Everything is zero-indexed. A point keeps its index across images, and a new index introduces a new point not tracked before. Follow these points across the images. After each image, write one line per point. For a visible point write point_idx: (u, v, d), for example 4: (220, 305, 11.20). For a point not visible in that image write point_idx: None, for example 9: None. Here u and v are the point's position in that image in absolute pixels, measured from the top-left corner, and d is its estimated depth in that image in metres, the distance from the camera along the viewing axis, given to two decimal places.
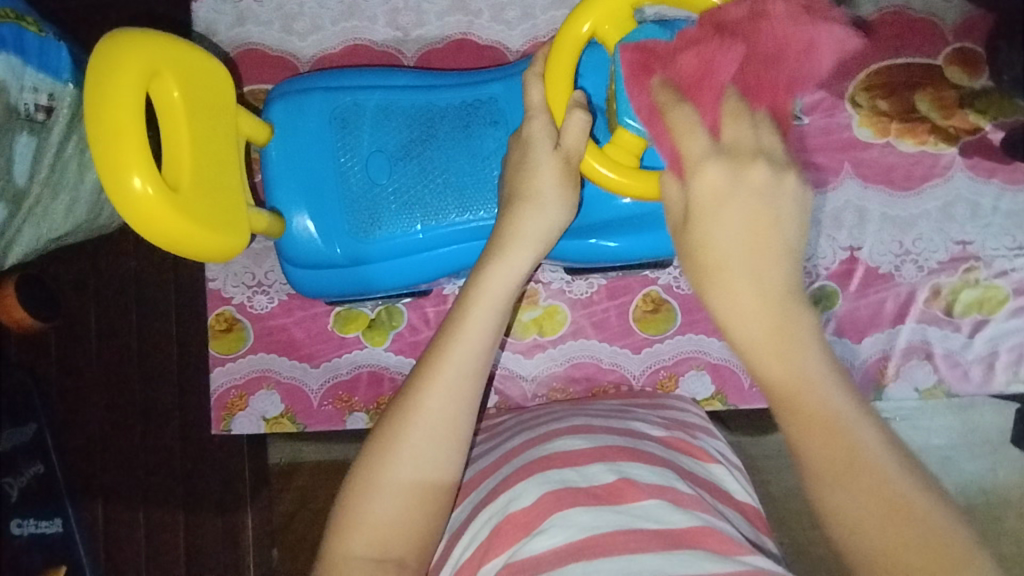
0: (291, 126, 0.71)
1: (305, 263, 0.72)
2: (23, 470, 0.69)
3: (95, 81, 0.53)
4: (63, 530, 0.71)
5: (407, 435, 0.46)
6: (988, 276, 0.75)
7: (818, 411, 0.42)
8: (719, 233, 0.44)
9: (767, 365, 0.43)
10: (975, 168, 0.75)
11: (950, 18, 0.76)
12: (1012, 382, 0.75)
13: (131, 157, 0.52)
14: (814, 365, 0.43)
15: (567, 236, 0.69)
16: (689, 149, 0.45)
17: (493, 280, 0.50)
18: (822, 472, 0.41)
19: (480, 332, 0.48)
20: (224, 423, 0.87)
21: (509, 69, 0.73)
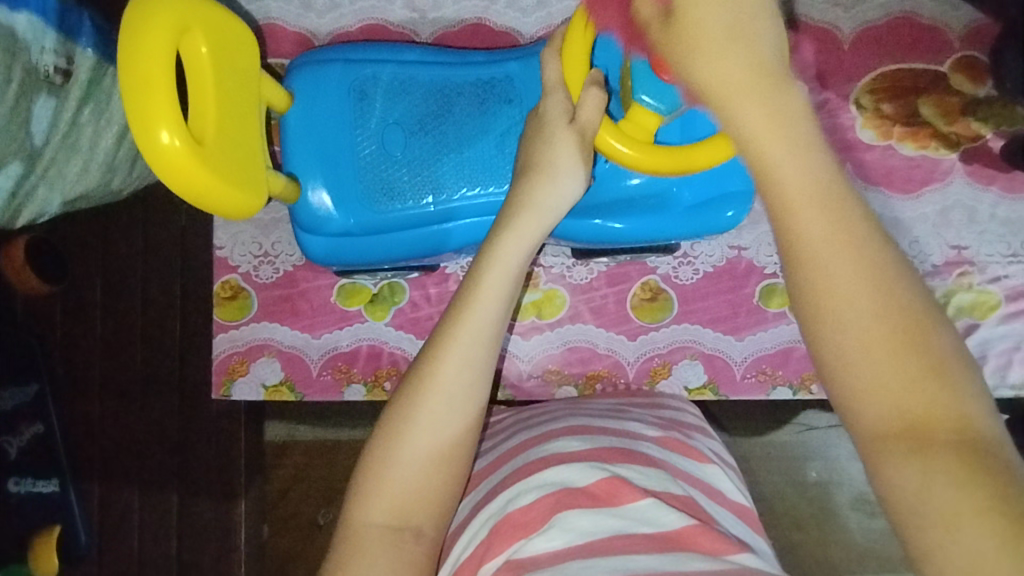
0: (311, 94, 0.73)
1: (318, 232, 0.73)
2: (23, 430, 0.74)
3: (127, 35, 0.54)
4: (59, 490, 0.76)
5: (427, 406, 0.46)
6: (982, 281, 0.76)
7: (827, 216, 0.35)
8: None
9: (755, 127, 0.37)
10: (975, 175, 0.77)
11: (957, 25, 0.77)
12: (1000, 386, 0.76)
13: (161, 110, 0.53)
14: (823, 166, 0.36)
15: (572, 215, 0.70)
16: None
17: (506, 249, 0.51)
18: (818, 253, 0.34)
19: (496, 300, 0.49)
20: (224, 389, 0.86)
21: (526, 49, 0.74)
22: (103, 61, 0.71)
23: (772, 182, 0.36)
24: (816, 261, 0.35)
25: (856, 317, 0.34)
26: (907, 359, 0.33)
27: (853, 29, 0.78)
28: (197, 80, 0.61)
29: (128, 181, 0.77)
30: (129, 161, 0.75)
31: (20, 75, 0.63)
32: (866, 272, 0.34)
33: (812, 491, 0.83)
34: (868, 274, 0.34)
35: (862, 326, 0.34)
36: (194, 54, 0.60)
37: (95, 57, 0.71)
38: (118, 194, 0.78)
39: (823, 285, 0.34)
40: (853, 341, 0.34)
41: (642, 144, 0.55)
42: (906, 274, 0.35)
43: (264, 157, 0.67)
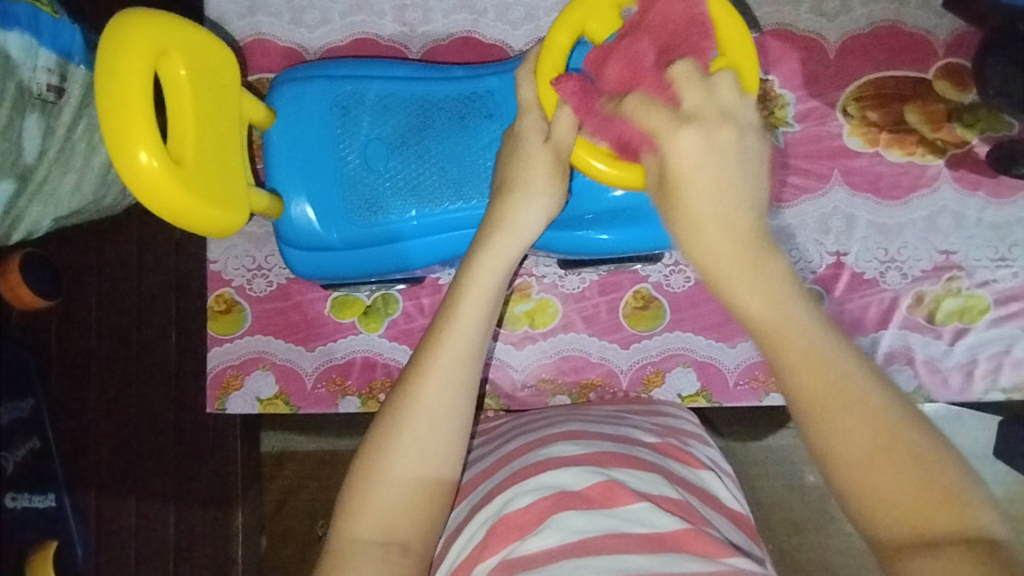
0: (294, 111, 0.73)
1: (304, 246, 0.74)
2: (20, 446, 0.65)
3: (104, 57, 0.55)
4: (56, 505, 0.68)
5: (407, 423, 0.47)
6: (970, 285, 0.77)
7: (820, 371, 0.40)
8: (697, 172, 0.43)
9: (748, 299, 0.42)
10: (962, 181, 0.77)
11: (942, 32, 0.78)
12: (990, 390, 0.77)
13: (139, 132, 0.54)
14: (805, 319, 0.42)
15: (555, 227, 0.71)
16: (671, 160, 0.43)
17: (484, 267, 0.51)
18: (817, 410, 0.39)
19: (474, 316, 0.49)
20: (219, 402, 0.89)
21: (507, 63, 0.75)
22: (94, 79, 0.72)
23: (752, 322, 0.42)
24: (818, 416, 0.39)
25: (860, 435, 0.38)
26: (915, 484, 0.37)
27: (839, 37, 0.79)
28: (175, 101, 0.61)
29: (121, 198, 0.78)
30: (121, 179, 0.76)
31: (13, 91, 0.64)
32: (865, 402, 0.39)
33: (810, 497, 0.83)
34: (866, 416, 0.39)
35: (876, 465, 0.38)
36: (172, 76, 0.61)
37: (88, 74, 0.72)
38: (112, 209, 0.79)
39: (825, 417, 0.39)
40: (848, 461, 0.39)
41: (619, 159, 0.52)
42: (889, 395, 0.40)
43: (245, 175, 0.68)
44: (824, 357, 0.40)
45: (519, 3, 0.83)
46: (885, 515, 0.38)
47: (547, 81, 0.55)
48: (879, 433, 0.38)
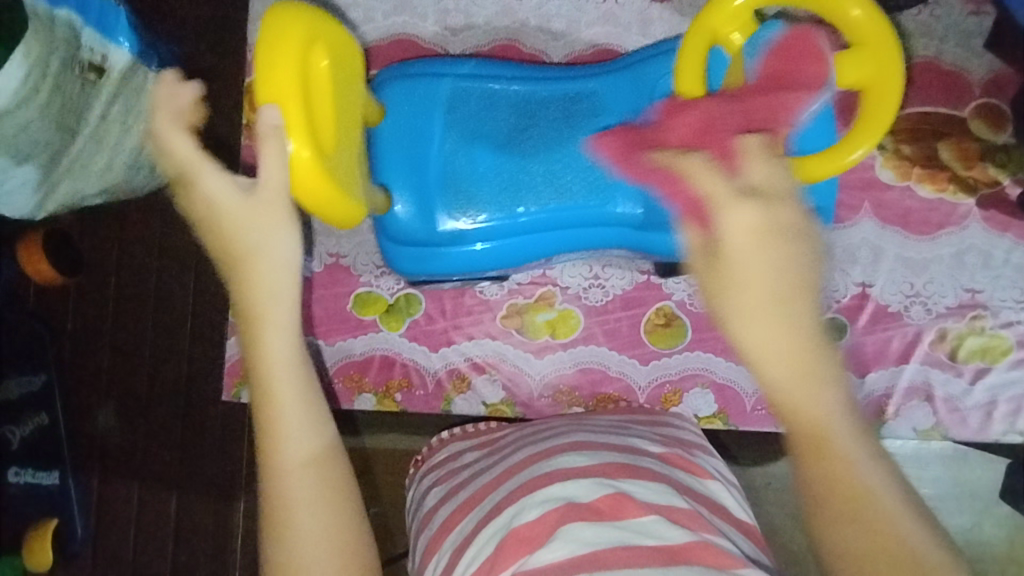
0: (402, 107, 0.74)
1: (405, 241, 0.74)
2: (25, 420, 0.75)
3: (262, 50, 0.54)
4: (59, 484, 0.76)
5: (280, 483, 0.45)
6: (994, 325, 0.77)
7: (852, 480, 0.42)
8: (750, 257, 0.43)
9: (791, 399, 0.42)
10: (991, 221, 0.77)
11: (979, 72, 0.78)
12: (1009, 432, 0.77)
13: (294, 122, 0.53)
14: (841, 423, 0.42)
15: (654, 229, 0.72)
16: (728, 232, 0.44)
17: (269, 344, 0.47)
18: (837, 517, 0.42)
19: (281, 338, 0.48)
20: (236, 389, 0.86)
21: (609, 66, 0.76)
22: (136, 62, 0.72)
23: (791, 417, 0.43)
24: (843, 525, 0.41)
25: (870, 552, 0.41)
26: None
27: None
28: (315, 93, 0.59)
29: (152, 177, 0.78)
30: None
31: (57, 67, 0.64)
32: (886, 517, 0.41)
33: None
34: (875, 531, 0.41)
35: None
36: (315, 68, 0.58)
37: (131, 57, 0.71)
38: (143, 189, 0.79)
39: (847, 526, 0.41)
40: None
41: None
42: (908, 514, 0.42)
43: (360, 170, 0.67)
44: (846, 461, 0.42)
45: (561, 15, 0.84)
46: None
47: (689, 61, 0.66)
48: (883, 536, 0.41)
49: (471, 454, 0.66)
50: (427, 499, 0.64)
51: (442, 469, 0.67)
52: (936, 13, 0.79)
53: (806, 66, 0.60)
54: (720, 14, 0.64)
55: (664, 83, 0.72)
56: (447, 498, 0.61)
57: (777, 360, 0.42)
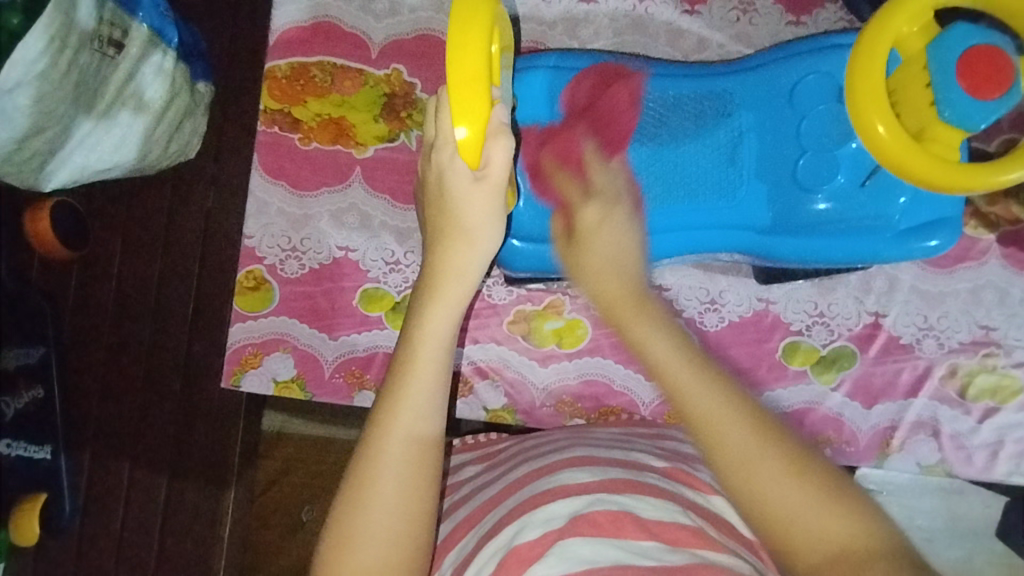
0: (529, 100, 0.71)
1: (523, 237, 0.71)
2: (23, 392, 0.67)
3: (454, 27, 0.50)
4: (51, 459, 0.69)
5: (391, 432, 0.50)
6: (1006, 364, 0.76)
7: (741, 432, 0.46)
8: (597, 234, 0.58)
9: (654, 350, 0.50)
10: (1010, 259, 0.76)
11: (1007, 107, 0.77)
12: (1013, 473, 0.76)
13: (474, 106, 0.50)
14: (705, 381, 0.48)
15: (784, 234, 0.70)
16: (580, 223, 0.59)
17: (431, 320, 0.54)
18: (723, 461, 0.46)
19: (445, 315, 0.54)
20: (235, 379, 0.82)
21: (750, 61, 0.71)
22: (157, 37, 0.72)
23: (651, 361, 0.50)
24: (740, 464, 0.45)
25: (768, 476, 0.45)
26: (825, 511, 0.44)
27: None
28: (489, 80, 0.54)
29: (162, 158, 0.77)
30: (165, 138, 0.76)
31: (75, 40, 0.63)
32: (769, 453, 0.45)
33: None
34: (771, 463, 0.45)
35: (782, 491, 0.45)
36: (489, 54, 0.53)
37: (150, 33, 0.71)
38: (152, 170, 0.78)
39: (733, 461, 0.46)
40: (777, 512, 0.44)
41: (903, 133, 0.55)
42: (810, 460, 0.46)
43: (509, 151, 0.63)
44: (771, 481, 0.45)
45: (591, 21, 0.83)
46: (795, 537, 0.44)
47: (870, 59, 0.55)
48: (790, 469, 0.45)
49: (470, 471, 0.65)
50: None
51: (443, 485, 0.66)
52: None
53: (999, 73, 0.53)
54: (902, 13, 0.55)
55: (806, 83, 0.68)
56: (449, 514, 0.61)
57: (641, 343, 0.52)
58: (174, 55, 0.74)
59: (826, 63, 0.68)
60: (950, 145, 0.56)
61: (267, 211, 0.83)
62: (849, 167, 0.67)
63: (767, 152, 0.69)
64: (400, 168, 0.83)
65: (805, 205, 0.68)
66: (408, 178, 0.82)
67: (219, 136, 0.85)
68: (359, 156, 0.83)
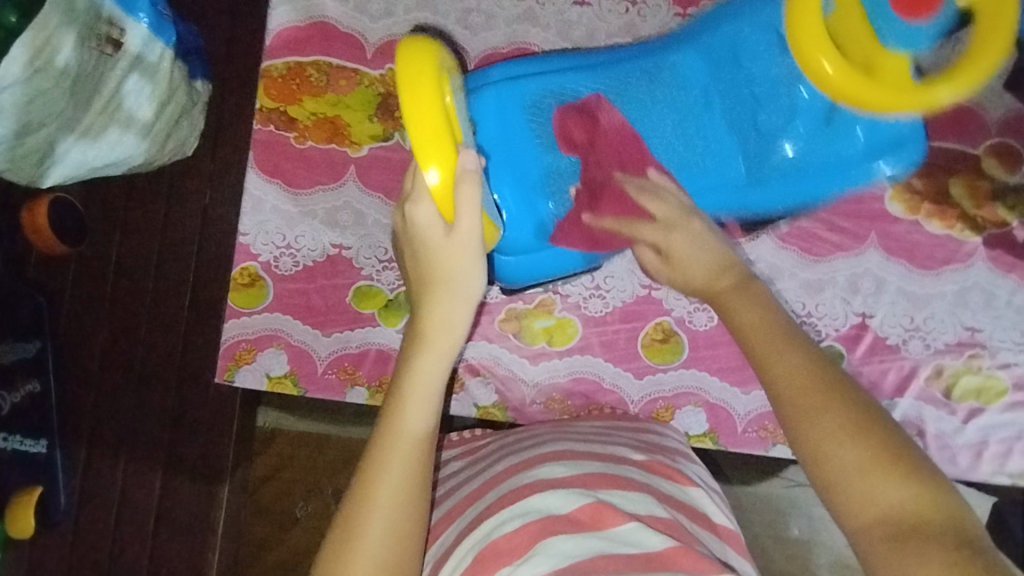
0: (491, 118, 0.68)
1: (516, 253, 0.71)
2: (19, 386, 0.73)
3: (404, 86, 0.52)
4: (47, 452, 0.75)
5: (385, 464, 0.51)
6: (991, 365, 0.77)
7: (818, 389, 0.50)
8: (689, 247, 0.63)
9: (743, 316, 0.57)
10: (996, 261, 0.77)
11: (995, 111, 0.78)
12: (996, 472, 0.77)
13: (439, 151, 0.52)
14: (790, 339, 0.54)
15: (760, 185, 0.74)
16: (670, 246, 0.64)
17: (423, 370, 0.55)
18: (793, 404, 0.50)
19: (438, 357, 0.56)
20: (228, 374, 0.82)
21: (686, 32, 0.73)
22: (155, 37, 0.71)
23: (739, 323, 0.57)
24: (804, 411, 0.49)
25: (828, 426, 0.48)
26: (883, 474, 0.46)
27: None
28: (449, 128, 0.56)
29: (158, 156, 0.78)
30: (162, 138, 0.77)
31: (73, 44, 0.64)
32: (838, 408, 0.48)
33: (794, 541, 0.85)
34: (838, 417, 0.48)
35: (841, 451, 0.47)
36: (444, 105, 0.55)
37: (150, 31, 0.70)
38: (148, 167, 0.79)
39: (801, 406, 0.49)
40: (835, 462, 0.47)
41: (850, 69, 0.60)
42: (881, 420, 0.48)
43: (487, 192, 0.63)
44: (832, 444, 0.47)
45: (583, 23, 0.84)
46: (849, 496, 0.46)
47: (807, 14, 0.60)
48: (857, 431, 0.47)
49: (453, 465, 0.66)
50: None
51: None
52: None
53: (910, 10, 0.63)
54: None
55: (748, 41, 0.70)
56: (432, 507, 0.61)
57: (737, 312, 0.58)
58: (173, 53, 0.74)
59: (759, 18, 0.70)
60: (899, 72, 0.62)
61: (262, 208, 0.83)
62: (807, 114, 0.70)
63: (733, 110, 0.71)
64: (394, 166, 0.83)
65: (778, 153, 0.72)
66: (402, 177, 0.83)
67: (216, 135, 0.86)
68: (354, 155, 0.84)
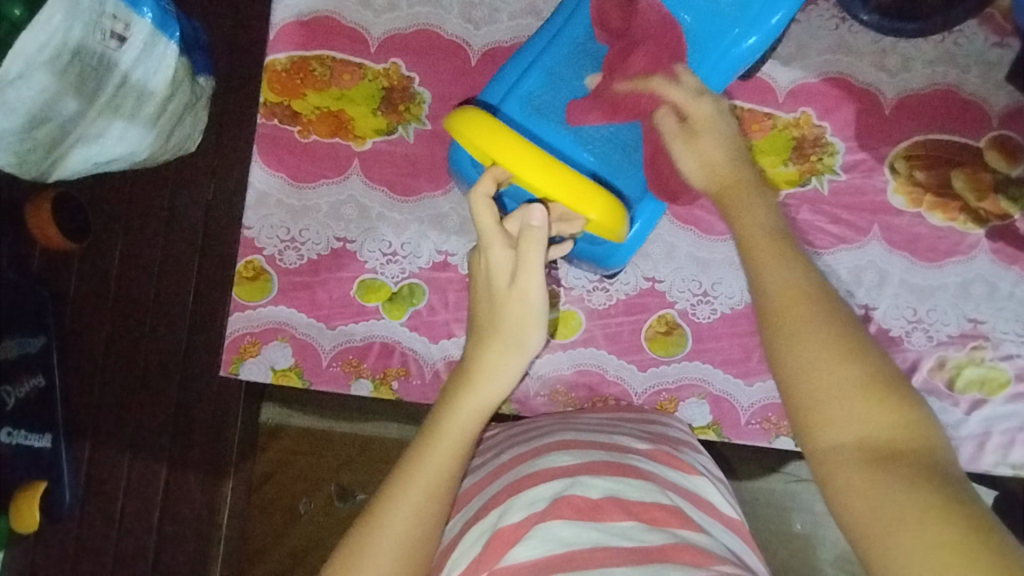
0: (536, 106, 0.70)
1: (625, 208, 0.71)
2: (23, 381, 0.73)
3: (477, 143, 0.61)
4: (51, 446, 0.74)
5: (416, 478, 0.52)
6: (994, 357, 0.77)
7: (812, 309, 0.45)
8: (708, 136, 0.58)
9: (741, 223, 0.52)
10: (998, 253, 0.77)
11: (999, 104, 0.78)
12: (999, 464, 0.77)
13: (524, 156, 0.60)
14: (788, 253, 0.49)
15: (729, 44, 0.72)
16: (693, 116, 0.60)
17: (468, 408, 0.56)
18: (782, 325, 0.45)
19: (493, 394, 0.57)
20: (233, 367, 0.83)
21: None
22: (159, 33, 0.70)
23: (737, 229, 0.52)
24: (793, 331, 0.44)
25: (814, 350, 0.43)
26: (868, 402, 0.42)
27: (896, 94, 0.79)
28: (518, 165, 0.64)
29: (164, 151, 0.78)
30: (167, 133, 0.76)
31: (65, 48, 0.63)
32: (830, 331, 0.44)
33: (798, 534, 0.85)
34: (829, 340, 0.43)
35: (829, 376, 0.42)
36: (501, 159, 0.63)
37: (153, 27, 0.69)
38: (155, 160, 0.79)
39: (787, 322, 0.45)
40: (820, 389, 0.42)
41: None
42: (870, 345, 0.44)
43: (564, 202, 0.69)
44: (819, 366, 0.43)
45: None
46: (831, 425, 0.42)
47: None
48: (847, 355, 0.43)
49: None
50: None
51: None
52: (960, 40, 0.79)
53: None
54: None
55: None
56: None
57: (736, 218, 0.52)
58: (178, 49, 0.72)
59: None
60: None
61: (267, 202, 0.84)
62: None
63: None
64: (398, 160, 0.84)
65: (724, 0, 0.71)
66: (406, 170, 0.83)
67: (220, 129, 0.86)
68: (358, 149, 0.84)
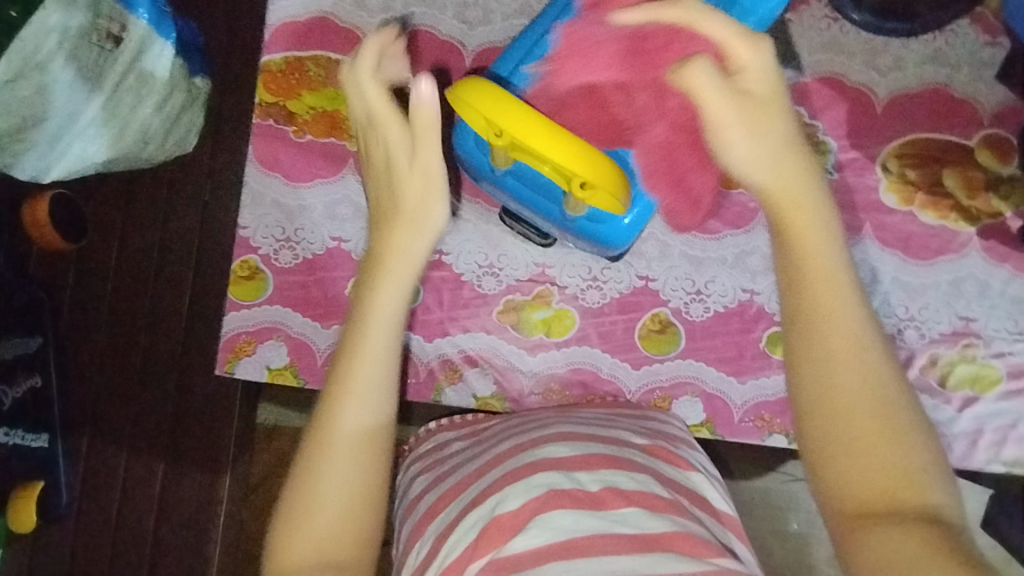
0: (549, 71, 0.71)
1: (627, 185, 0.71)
2: (20, 382, 0.69)
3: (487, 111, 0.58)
4: (48, 447, 0.70)
5: (335, 428, 0.51)
6: (986, 354, 0.77)
7: (858, 365, 0.46)
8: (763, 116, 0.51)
9: (799, 237, 0.49)
10: (990, 251, 0.78)
11: (989, 103, 0.79)
12: (991, 461, 0.77)
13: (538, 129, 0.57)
14: (843, 285, 0.48)
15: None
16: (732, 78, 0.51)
17: (382, 302, 0.55)
18: (815, 374, 0.47)
19: (392, 296, 0.55)
20: (229, 366, 0.83)
21: None
22: (154, 34, 0.72)
23: (790, 237, 0.49)
24: (828, 384, 0.46)
25: (848, 397, 0.46)
26: (884, 455, 0.45)
27: (888, 93, 0.80)
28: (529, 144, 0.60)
29: (157, 153, 0.78)
30: (162, 133, 0.77)
31: (70, 41, 0.64)
32: (859, 383, 0.46)
33: (792, 533, 0.85)
34: (861, 394, 0.45)
35: (849, 430, 0.45)
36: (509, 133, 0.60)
37: (148, 28, 0.72)
38: (149, 162, 0.79)
39: (820, 360, 0.47)
40: (841, 438, 0.45)
41: None
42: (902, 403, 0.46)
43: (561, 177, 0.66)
44: (838, 421, 0.46)
45: None
46: (843, 473, 0.45)
47: None
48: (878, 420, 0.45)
49: (455, 444, 0.66)
50: (412, 487, 0.64)
51: (430, 457, 0.67)
52: (951, 40, 0.79)
53: None
54: None
55: None
56: (431, 487, 0.61)
57: (792, 227, 0.49)
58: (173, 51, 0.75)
59: None
60: None
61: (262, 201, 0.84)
62: None
63: None
64: None
65: None
66: None
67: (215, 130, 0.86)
68: (353, 149, 0.84)
